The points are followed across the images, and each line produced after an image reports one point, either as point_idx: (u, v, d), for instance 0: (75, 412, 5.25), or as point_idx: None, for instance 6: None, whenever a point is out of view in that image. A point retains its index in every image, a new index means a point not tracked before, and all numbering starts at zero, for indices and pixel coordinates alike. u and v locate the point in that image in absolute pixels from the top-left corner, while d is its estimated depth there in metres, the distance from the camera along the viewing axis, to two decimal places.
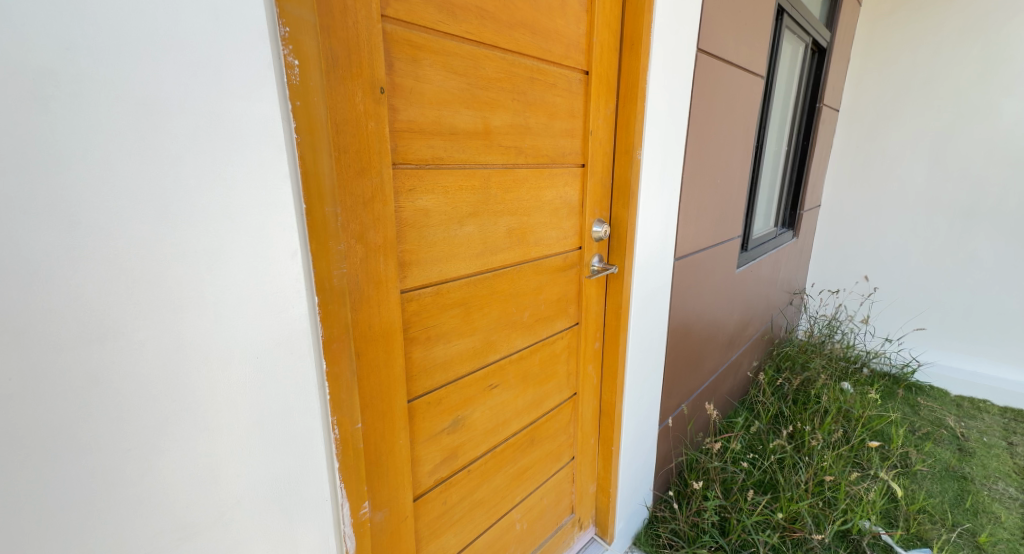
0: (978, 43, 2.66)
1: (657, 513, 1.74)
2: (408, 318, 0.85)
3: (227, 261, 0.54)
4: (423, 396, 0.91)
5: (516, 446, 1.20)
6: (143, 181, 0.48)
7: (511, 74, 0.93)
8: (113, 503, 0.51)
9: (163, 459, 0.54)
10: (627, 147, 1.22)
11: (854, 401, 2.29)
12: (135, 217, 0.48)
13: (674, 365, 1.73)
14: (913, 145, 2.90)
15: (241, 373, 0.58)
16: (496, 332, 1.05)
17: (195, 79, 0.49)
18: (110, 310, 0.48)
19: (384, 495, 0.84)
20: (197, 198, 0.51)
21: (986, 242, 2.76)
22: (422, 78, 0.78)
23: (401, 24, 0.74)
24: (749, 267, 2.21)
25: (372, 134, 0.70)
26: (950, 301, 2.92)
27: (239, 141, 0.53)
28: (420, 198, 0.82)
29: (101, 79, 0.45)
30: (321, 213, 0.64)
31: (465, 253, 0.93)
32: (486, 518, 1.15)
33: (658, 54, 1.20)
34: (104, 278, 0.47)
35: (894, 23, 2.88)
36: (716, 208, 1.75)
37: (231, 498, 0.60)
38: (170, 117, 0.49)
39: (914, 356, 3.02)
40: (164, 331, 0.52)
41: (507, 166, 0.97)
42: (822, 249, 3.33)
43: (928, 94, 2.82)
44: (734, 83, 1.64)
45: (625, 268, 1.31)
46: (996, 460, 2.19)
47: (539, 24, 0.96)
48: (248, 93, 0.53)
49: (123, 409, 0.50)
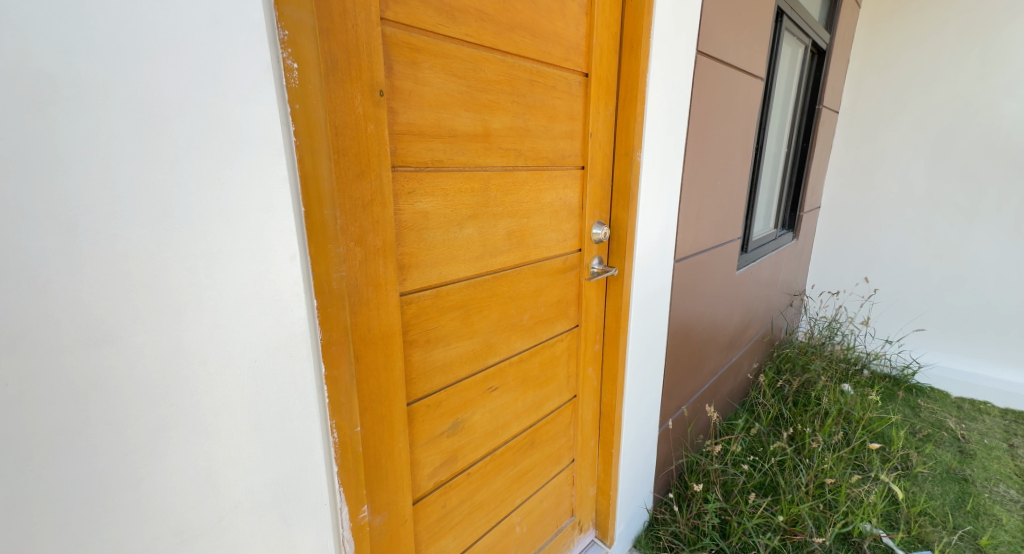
0: (978, 45, 2.66)
1: (657, 515, 1.74)
2: (407, 321, 0.85)
3: (226, 265, 0.54)
4: (423, 399, 0.91)
5: (516, 449, 1.19)
6: (141, 184, 0.48)
7: (511, 76, 0.93)
8: (111, 508, 0.51)
9: (162, 463, 0.54)
10: (627, 149, 1.22)
11: (854, 403, 2.29)
12: (134, 221, 0.48)
13: (674, 367, 1.73)
14: (912, 147, 2.90)
15: (240, 377, 0.58)
16: (496, 335, 1.05)
17: (193, 82, 0.49)
18: (109, 314, 0.48)
19: (384, 499, 0.84)
20: (196, 202, 0.51)
21: (986, 244, 2.76)
22: (422, 80, 0.78)
23: (401, 26, 0.74)
24: (749, 269, 2.21)
25: (372, 137, 0.70)
26: (950, 302, 2.92)
27: (239, 144, 0.53)
28: (420, 201, 0.82)
29: (99, 82, 0.45)
30: (320, 217, 0.64)
31: (465, 256, 0.93)
32: (486, 521, 1.15)
33: (658, 56, 1.20)
34: (102, 281, 0.47)
35: (893, 25, 2.89)
36: (716, 210, 1.75)
37: (230, 502, 0.60)
38: (169, 120, 0.49)
39: (915, 358, 3.01)
40: (163, 334, 0.52)
41: (507, 168, 0.97)
42: (822, 250, 3.33)
43: (928, 96, 2.82)
44: (733, 85, 1.64)
45: (625, 270, 1.31)
46: (997, 461, 2.19)
47: (538, 26, 0.96)
48: (248, 96, 0.53)
49: (121, 413, 0.50)
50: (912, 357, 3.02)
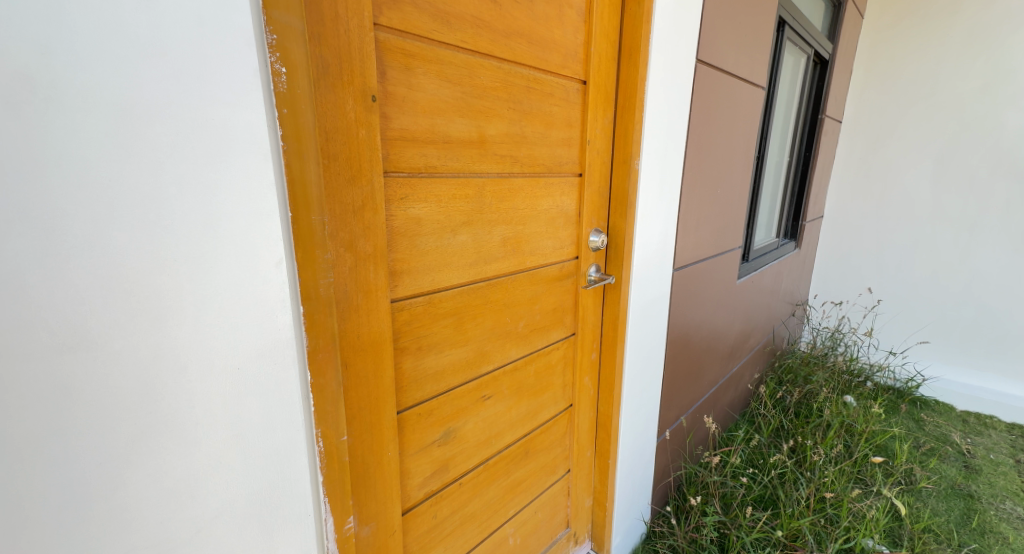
0: (983, 55, 2.65)
1: (656, 528, 1.72)
2: (399, 327, 0.84)
3: (212, 269, 0.54)
4: (413, 407, 0.90)
5: (510, 458, 1.18)
6: (123, 188, 0.47)
7: (507, 83, 0.92)
8: (82, 520, 0.49)
9: (137, 473, 0.52)
10: (626, 158, 1.21)
11: (857, 416, 2.25)
12: (115, 226, 0.47)
13: (673, 377, 1.71)
14: (917, 157, 2.89)
15: (221, 384, 0.57)
16: (491, 343, 1.04)
17: (178, 85, 0.49)
18: (86, 320, 0.47)
19: (372, 509, 0.83)
20: (179, 206, 0.51)
21: (991, 255, 2.73)
22: (416, 86, 0.77)
23: (395, 32, 0.73)
24: (750, 278, 2.19)
25: (363, 142, 0.70)
26: (955, 314, 2.89)
27: (225, 148, 0.53)
28: (413, 207, 0.81)
29: (78, 84, 0.44)
30: (308, 222, 0.62)
31: (459, 262, 0.92)
32: (478, 532, 1.13)
33: (657, 63, 1.20)
34: (78, 285, 0.46)
35: (896, 35, 2.89)
36: (716, 218, 1.74)
37: (208, 513, 0.58)
38: (151, 124, 0.48)
39: (919, 371, 2.98)
40: (141, 341, 0.50)
41: (504, 176, 0.97)
42: (825, 260, 3.30)
43: (933, 105, 2.81)
44: (735, 95, 1.64)
45: (623, 278, 1.30)
46: (1003, 478, 2.15)
47: (536, 33, 0.95)
48: (234, 100, 0.52)
49: (100, 421, 0.49)
50: (916, 370, 2.98)
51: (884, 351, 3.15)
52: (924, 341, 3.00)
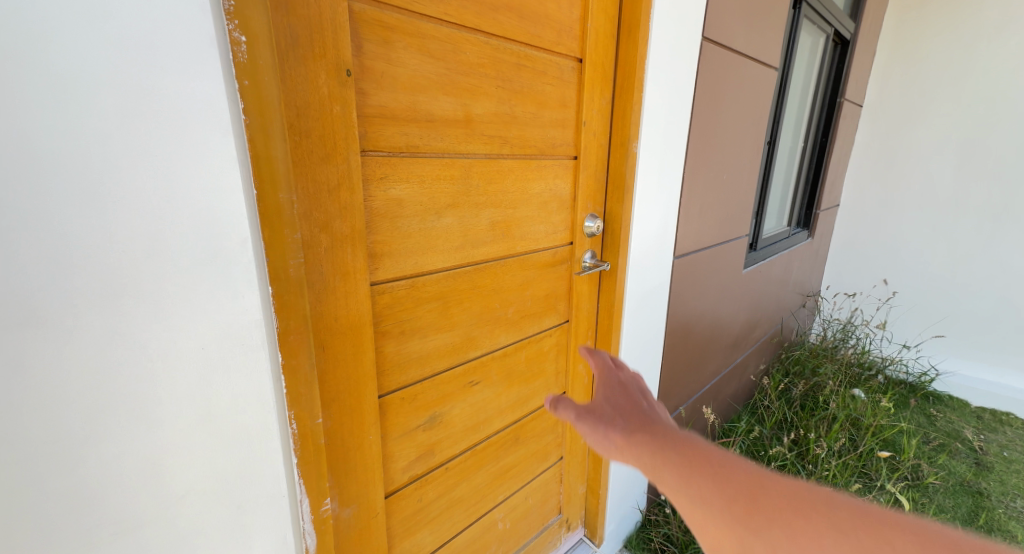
0: (1016, 35, 2.51)
1: (651, 516, 1.69)
2: (379, 311, 0.82)
3: (170, 247, 0.52)
4: (397, 391, 0.89)
5: (499, 444, 1.17)
6: (72, 161, 0.46)
7: (495, 59, 0.89)
8: (40, 497, 0.49)
9: (96, 452, 0.52)
10: (624, 141, 1.18)
11: (865, 410, 2.20)
12: (63, 200, 0.46)
13: (673, 366, 1.68)
14: (940, 144, 2.78)
15: (183, 364, 0.56)
16: (478, 328, 1.03)
17: (126, 53, 0.47)
18: (36, 296, 0.46)
19: (352, 492, 0.83)
20: (132, 181, 0.49)
21: (1014, 247, 2.63)
22: (395, 61, 0.75)
23: (372, 3, 0.70)
24: (758, 267, 2.14)
25: (338, 119, 0.67)
26: (973, 308, 2.80)
27: (180, 121, 0.51)
28: (394, 187, 0.79)
29: (17, 50, 0.42)
30: (275, 200, 0.60)
31: (444, 246, 0.90)
32: (465, 516, 1.13)
33: (658, 40, 1.15)
34: (25, 259, 0.45)
35: (924, 16, 2.76)
36: (722, 205, 1.69)
37: (174, 492, 0.58)
38: (98, 94, 0.46)
39: (933, 365, 2.90)
40: (95, 318, 0.49)
41: (491, 155, 0.94)
42: (839, 250, 3.21)
43: (960, 90, 2.68)
44: (745, 76, 1.58)
45: (619, 265, 1.27)
46: (1015, 476, 2.09)
47: (527, 7, 0.92)
48: (188, 69, 0.50)
49: (55, 397, 0.48)
50: (930, 364, 2.91)
51: (897, 344, 3.07)
52: (940, 335, 2.91)
